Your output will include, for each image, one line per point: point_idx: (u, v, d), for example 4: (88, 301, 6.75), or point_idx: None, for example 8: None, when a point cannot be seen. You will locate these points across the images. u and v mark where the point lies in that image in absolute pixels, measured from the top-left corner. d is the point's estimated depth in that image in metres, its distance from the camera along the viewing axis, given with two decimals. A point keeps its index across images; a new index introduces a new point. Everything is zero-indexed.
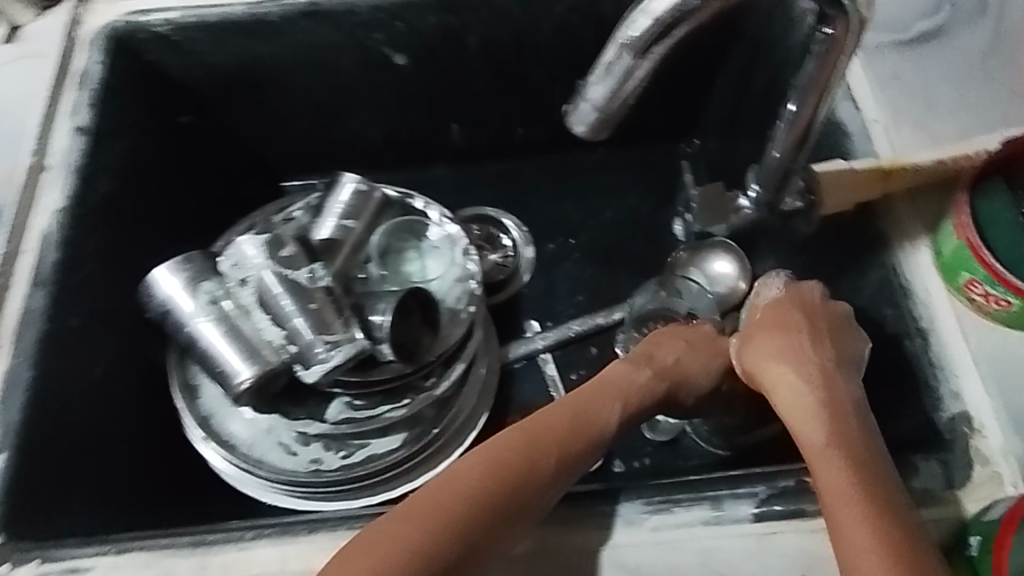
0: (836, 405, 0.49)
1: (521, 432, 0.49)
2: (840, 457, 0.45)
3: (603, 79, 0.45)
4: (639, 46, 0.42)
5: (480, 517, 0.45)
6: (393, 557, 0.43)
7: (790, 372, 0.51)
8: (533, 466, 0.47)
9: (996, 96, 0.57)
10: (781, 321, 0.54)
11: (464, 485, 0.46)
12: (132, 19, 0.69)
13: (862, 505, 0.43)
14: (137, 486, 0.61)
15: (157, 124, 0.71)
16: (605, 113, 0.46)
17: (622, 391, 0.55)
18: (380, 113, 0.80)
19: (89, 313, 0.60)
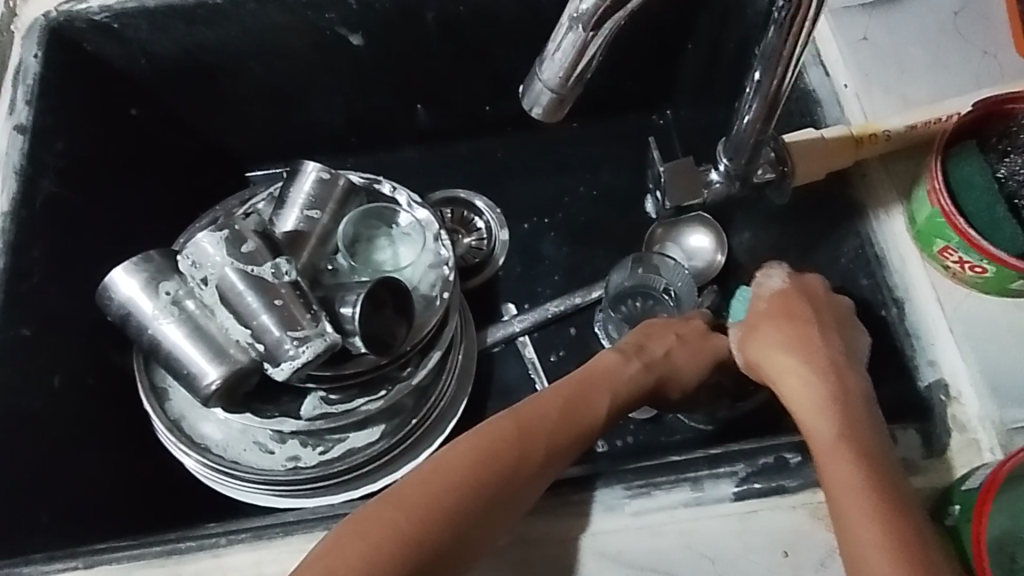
0: (844, 396, 0.49)
1: (517, 423, 0.49)
2: (849, 449, 0.45)
3: (557, 57, 0.42)
4: (589, 21, 0.39)
5: (472, 506, 0.45)
6: (383, 543, 0.43)
7: (797, 363, 0.51)
8: (528, 458, 0.47)
9: (969, 57, 0.56)
10: (787, 311, 0.54)
11: (456, 472, 0.46)
12: (67, 9, 0.65)
13: (875, 504, 0.42)
14: (109, 494, 0.60)
15: (103, 120, 0.68)
16: (559, 93, 0.44)
17: (613, 380, 0.56)
18: (340, 96, 0.77)
19: (42, 321, 0.58)
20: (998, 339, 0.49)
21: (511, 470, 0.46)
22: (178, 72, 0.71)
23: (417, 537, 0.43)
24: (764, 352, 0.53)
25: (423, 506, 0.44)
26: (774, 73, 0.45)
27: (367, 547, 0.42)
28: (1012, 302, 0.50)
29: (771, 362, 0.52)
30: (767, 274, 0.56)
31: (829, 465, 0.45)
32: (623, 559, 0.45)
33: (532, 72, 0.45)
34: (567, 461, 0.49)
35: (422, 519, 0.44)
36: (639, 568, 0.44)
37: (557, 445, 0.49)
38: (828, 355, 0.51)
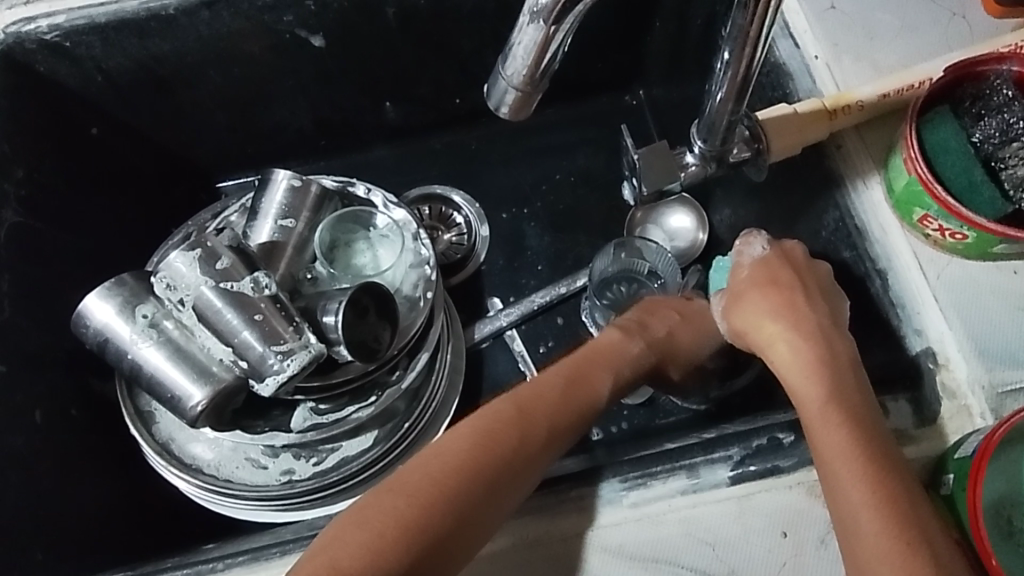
0: (834, 361, 0.48)
1: (514, 407, 0.48)
2: (840, 415, 0.44)
3: (519, 53, 0.41)
4: (547, 15, 0.38)
5: (469, 491, 0.44)
6: (382, 531, 0.42)
7: (783, 324, 0.50)
8: (524, 440, 0.47)
9: (938, 20, 0.56)
10: (772, 276, 0.53)
11: (453, 458, 0.45)
12: (16, 29, 0.62)
13: (864, 464, 0.41)
14: (102, 525, 0.59)
15: (61, 142, 0.66)
16: (523, 90, 0.43)
17: (615, 358, 0.55)
18: (305, 99, 0.76)
19: (16, 356, 0.56)
20: (982, 303, 0.49)
21: (511, 455, 0.46)
22: (134, 85, 0.69)
23: (417, 523, 0.42)
24: (750, 317, 0.53)
25: (421, 493, 0.44)
26: (741, 52, 0.44)
27: (366, 536, 0.42)
28: (994, 264, 0.49)
29: (757, 328, 0.52)
30: (746, 239, 0.55)
31: (816, 429, 0.44)
32: (626, 553, 0.44)
33: (495, 70, 0.44)
34: (567, 444, 0.49)
35: (420, 505, 0.43)
36: (642, 560, 0.44)
37: (554, 427, 0.49)
38: (815, 320, 0.50)
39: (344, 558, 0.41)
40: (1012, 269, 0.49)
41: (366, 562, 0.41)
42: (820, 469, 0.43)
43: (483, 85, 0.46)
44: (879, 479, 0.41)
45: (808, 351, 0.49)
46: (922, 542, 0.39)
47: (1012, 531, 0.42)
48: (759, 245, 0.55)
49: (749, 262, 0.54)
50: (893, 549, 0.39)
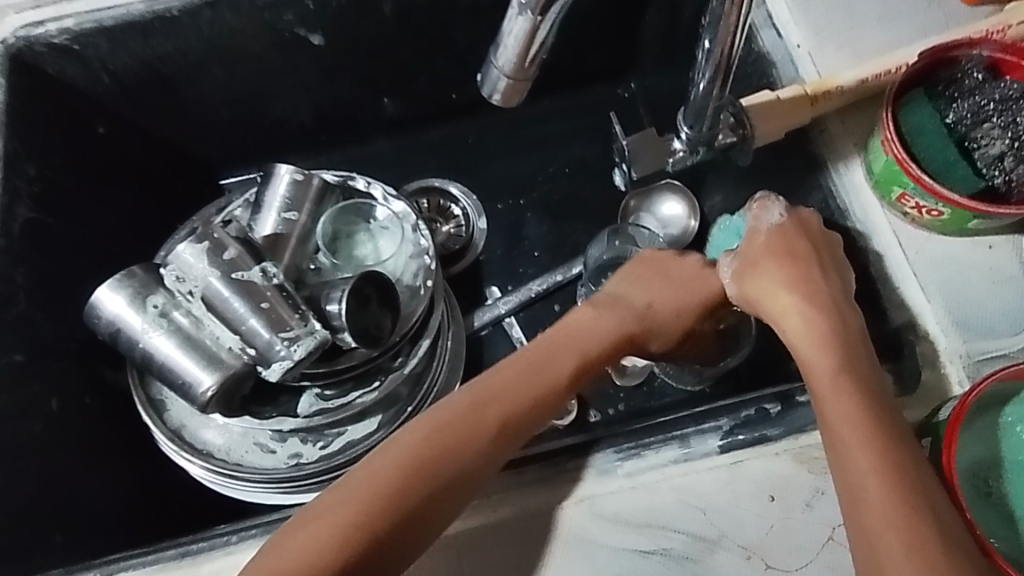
0: (845, 333, 0.48)
1: (472, 402, 0.48)
2: (850, 385, 0.45)
3: (510, 43, 0.43)
4: (536, 6, 0.40)
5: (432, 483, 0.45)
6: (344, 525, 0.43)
7: (791, 296, 0.50)
8: (485, 439, 0.47)
9: (917, 7, 0.58)
10: (787, 247, 0.52)
11: (411, 451, 0.46)
12: (25, 33, 0.64)
13: (873, 433, 0.43)
14: (118, 510, 0.60)
15: (70, 140, 0.68)
16: (514, 78, 0.45)
17: (587, 336, 0.53)
18: (306, 95, 0.78)
19: (32, 346, 0.58)
20: (960, 276, 0.51)
21: (464, 441, 0.46)
22: (139, 84, 0.71)
23: (370, 518, 0.44)
24: (763, 285, 0.52)
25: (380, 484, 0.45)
26: (721, 40, 0.47)
27: (332, 526, 0.44)
28: (970, 240, 0.52)
29: (771, 298, 0.51)
30: (754, 218, 0.54)
31: (825, 398, 0.45)
32: (621, 519, 0.46)
33: (487, 59, 0.46)
34: (525, 426, 0.49)
35: (377, 500, 0.44)
36: (638, 526, 0.46)
37: (508, 416, 0.48)
38: (828, 294, 0.50)
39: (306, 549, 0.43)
40: (987, 245, 0.52)
41: (325, 554, 0.43)
42: (829, 437, 0.44)
43: (477, 74, 0.47)
44: (885, 448, 0.42)
45: (820, 323, 0.49)
46: (924, 507, 0.40)
47: (989, 491, 0.44)
48: (776, 210, 0.54)
49: (766, 235, 0.53)
50: (896, 512, 0.40)
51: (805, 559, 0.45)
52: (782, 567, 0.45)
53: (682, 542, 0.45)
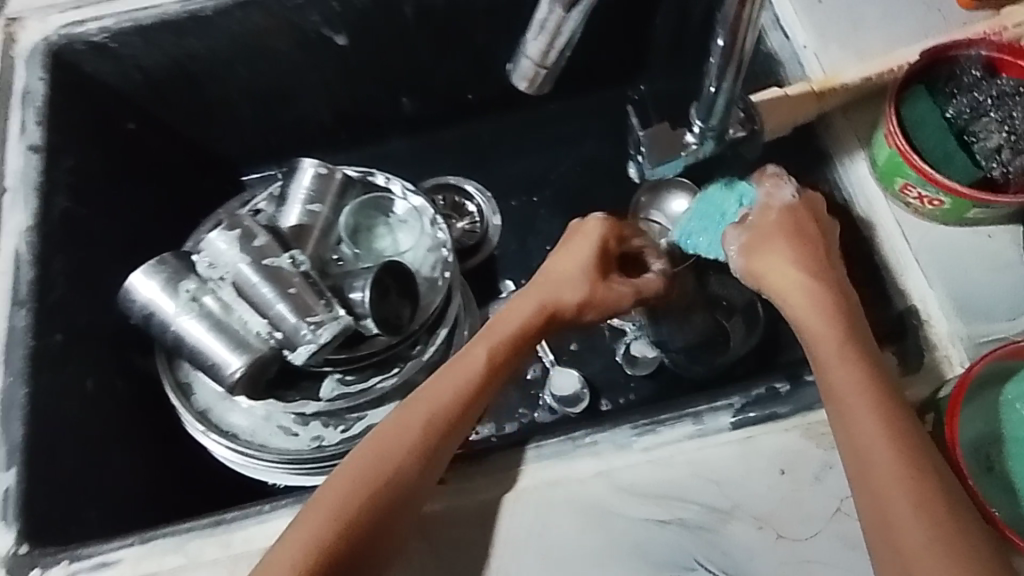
0: (847, 309, 0.51)
1: (405, 412, 0.51)
2: (855, 356, 0.48)
3: (539, 35, 0.46)
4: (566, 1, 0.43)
5: (401, 473, 0.48)
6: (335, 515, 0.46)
7: (796, 271, 0.53)
8: (423, 438, 0.50)
9: (917, 11, 0.61)
10: (797, 227, 0.55)
11: (366, 459, 0.49)
12: (67, 32, 0.68)
13: (877, 401, 0.46)
14: (148, 488, 0.62)
15: (104, 134, 0.71)
16: (542, 68, 0.48)
17: (503, 319, 0.58)
18: (327, 94, 0.81)
19: (70, 327, 0.61)
20: (960, 264, 0.53)
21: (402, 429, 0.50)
22: (170, 81, 0.74)
23: (347, 509, 0.47)
24: (770, 261, 0.55)
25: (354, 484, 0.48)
26: (732, 37, 0.49)
27: (327, 511, 0.47)
28: (970, 229, 0.54)
29: (778, 275, 0.54)
30: (769, 195, 0.58)
31: (827, 365, 0.48)
32: (638, 490, 0.49)
33: (516, 50, 0.49)
34: (460, 408, 0.52)
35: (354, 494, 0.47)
36: (654, 497, 0.48)
37: (443, 414, 0.51)
38: (833, 273, 0.53)
39: (304, 535, 0.46)
40: (987, 234, 0.54)
41: (324, 539, 0.46)
42: (832, 403, 0.47)
43: (508, 65, 0.50)
44: (889, 414, 0.45)
45: (825, 299, 0.52)
46: (931, 471, 0.43)
47: (991, 466, 0.46)
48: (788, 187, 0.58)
49: (780, 213, 0.56)
50: (903, 477, 0.43)
51: (815, 528, 0.47)
52: (793, 536, 0.47)
53: (697, 511, 0.48)
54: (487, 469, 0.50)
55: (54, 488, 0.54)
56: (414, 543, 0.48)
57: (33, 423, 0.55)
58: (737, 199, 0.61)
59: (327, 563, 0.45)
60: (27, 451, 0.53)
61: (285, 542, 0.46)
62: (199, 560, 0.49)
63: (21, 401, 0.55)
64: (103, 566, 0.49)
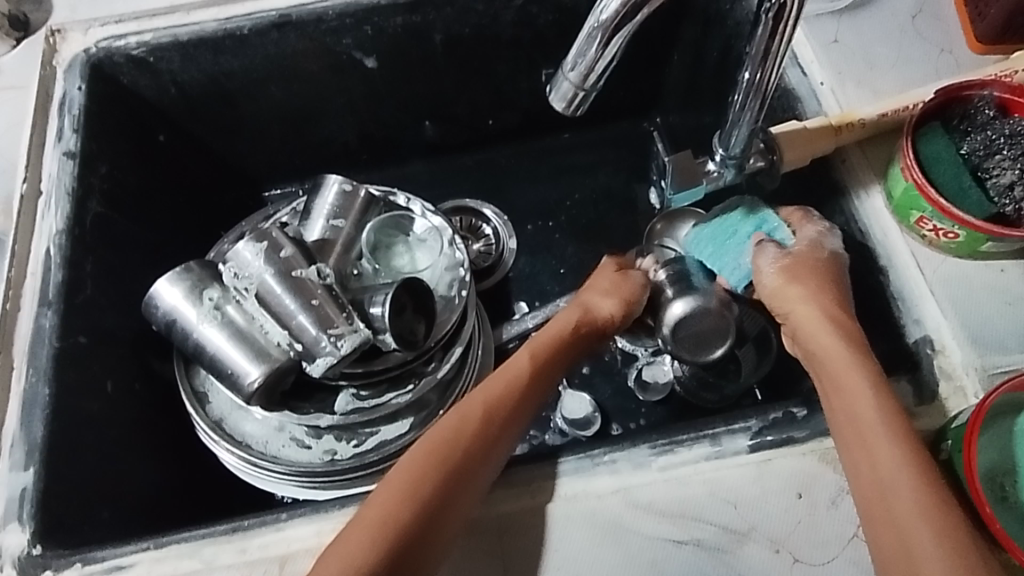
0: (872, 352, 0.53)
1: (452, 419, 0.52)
2: (889, 403, 0.48)
3: (581, 59, 0.48)
4: (608, 29, 0.46)
5: (457, 469, 0.49)
6: (391, 508, 0.47)
7: (828, 302, 0.56)
8: (474, 442, 0.51)
9: (930, 55, 0.63)
10: (835, 274, 0.58)
11: (413, 470, 0.49)
12: (107, 44, 0.70)
13: (909, 449, 0.46)
14: (159, 496, 0.62)
15: (136, 143, 0.73)
16: (582, 89, 0.50)
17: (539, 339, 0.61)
18: (352, 114, 0.82)
19: (94, 329, 0.61)
20: (974, 297, 0.54)
21: (459, 439, 0.51)
22: (202, 97, 0.76)
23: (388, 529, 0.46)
24: (802, 297, 0.57)
25: (406, 483, 0.48)
26: (761, 70, 0.52)
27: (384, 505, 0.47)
28: (983, 263, 0.55)
29: (802, 311, 0.57)
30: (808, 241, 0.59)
31: (846, 389, 0.50)
32: (655, 509, 0.49)
33: (556, 72, 0.51)
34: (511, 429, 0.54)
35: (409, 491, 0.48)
36: (671, 516, 0.48)
37: (490, 419, 0.53)
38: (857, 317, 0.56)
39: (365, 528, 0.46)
40: (1000, 268, 0.55)
41: (383, 531, 0.46)
42: (851, 425, 0.48)
43: (547, 86, 0.52)
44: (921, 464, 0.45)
45: (857, 337, 0.53)
46: (948, 500, 0.44)
47: (1005, 496, 0.47)
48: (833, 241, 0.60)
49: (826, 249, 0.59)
50: (922, 500, 0.44)
51: (830, 554, 0.47)
52: (809, 560, 0.47)
53: (713, 532, 0.48)
54: (505, 481, 0.50)
55: (72, 489, 0.54)
56: None
57: (53, 423, 0.55)
58: (757, 225, 0.63)
59: (388, 554, 0.45)
60: (46, 450, 0.53)
61: (343, 538, 0.46)
62: (214, 566, 0.49)
63: (43, 400, 0.55)
64: (117, 569, 0.49)
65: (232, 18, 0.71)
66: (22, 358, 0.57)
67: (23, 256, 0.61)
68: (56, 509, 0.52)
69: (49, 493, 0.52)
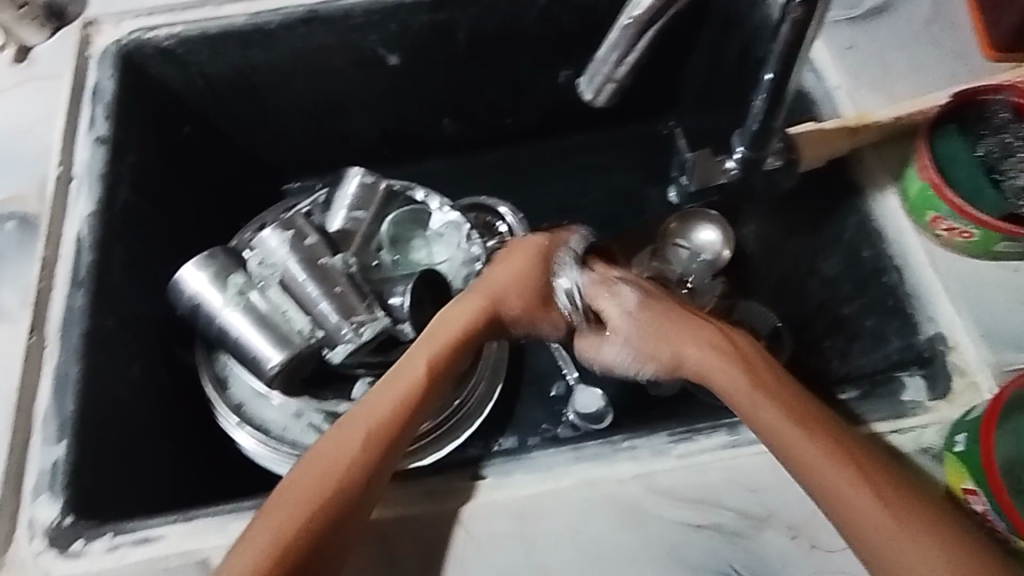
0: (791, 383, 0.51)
1: (346, 429, 0.50)
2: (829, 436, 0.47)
3: (616, 53, 0.50)
4: (643, 22, 0.47)
5: (351, 485, 0.48)
6: (279, 533, 0.46)
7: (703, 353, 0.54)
8: (365, 454, 0.50)
9: (944, 61, 0.65)
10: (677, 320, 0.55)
11: (306, 490, 0.48)
12: (138, 36, 0.72)
13: (851, 474, 0.46)
14: (180, 479, 0.63)
15: (162, 133, 0.74)
16: (620, 82, 0.51)
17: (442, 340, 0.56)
18: (374, 110, 0.84)
19: (122, 312, 0.62)
20: (989, 295, 0.56)
21: (354, 454, 0.49)
22: (228, 90, 0.77)
23: (282, 548, 0.46)
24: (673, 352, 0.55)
25: (301, 498, 0.47)
26: (782, 71, 0.54)
27: (277, 526, 0.47)
28: (997, 263, 0.57)
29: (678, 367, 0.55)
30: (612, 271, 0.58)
31: (782, 411, 0.49)
32: (675, 494, 0.50)
33: (589, 65, 0.52)
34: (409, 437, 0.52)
35: (300, 513, 0.47)
36: (690, 501, 0.49)
37: (389, 429, 0.51)
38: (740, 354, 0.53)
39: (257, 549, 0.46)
40: (1014, 268, 0.57)
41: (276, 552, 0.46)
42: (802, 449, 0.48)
43: (579, 78, 0.53)
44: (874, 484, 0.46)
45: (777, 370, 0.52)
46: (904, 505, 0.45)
47: (1019, 489, 0.48)
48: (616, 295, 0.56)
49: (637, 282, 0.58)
50: (884, 510, 0.45)
51: None
52: (826, 547, 0.48)
53: (731, 518, 0.49)
54: (527, 465, 0.51)
55: (100, 465, 0.55)
56: (455, 532, 0.49)
57: (83, 400, 0.56)
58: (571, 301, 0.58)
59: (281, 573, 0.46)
60: (78, 426, 0.54)
61: (236, 556, 0.46)
62: None
63: (74, 378, 0.56)
64: (146, 542, 0.50)
65: (261, 12, 0.73)
66: (54, 337, 0.58)
67: (56, 238, 0.62)
68: (86, 483, 0.53)
69: (79, 468, 0.53)
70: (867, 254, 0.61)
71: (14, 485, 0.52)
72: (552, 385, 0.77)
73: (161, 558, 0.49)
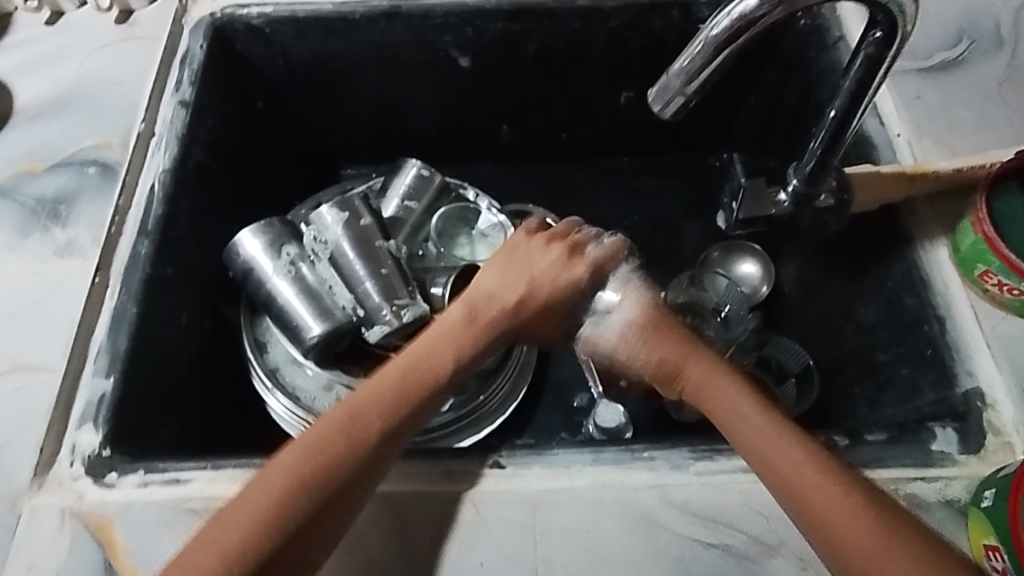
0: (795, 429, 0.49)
1: (348, 408, 0.52)
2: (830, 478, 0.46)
3: (687, 70, 0.53)
4: (717, 44, 0.51)
5: (334, 461, 0.49)
6: (271, 497, 0.47)
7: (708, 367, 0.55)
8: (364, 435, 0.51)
9: (1010, 121, 0.65)
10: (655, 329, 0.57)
11: (303, 461, 0.49)
12: (231, 12, 0.76)
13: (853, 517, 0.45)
14: (205, 433, 0.65)
15: (240, 105, 0.78)
16: (687, 97, 0.55)
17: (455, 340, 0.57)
18: (436, 109, 0.86)
19: (180, 264, 0.65)
20: None
21: (351, 437, 0.50)
22: (305, 73, 0.81)
23: (275, 513, 0.47)
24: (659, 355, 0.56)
25: (294, 467, 0.49)
26: (846, 110, 0.58)
27: (265, 493, 0.48)
28: None
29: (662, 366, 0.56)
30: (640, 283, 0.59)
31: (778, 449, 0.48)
32: (689, 509, 0.50)
33: (661, 80, 0.56)
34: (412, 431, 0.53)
35: (291, 489, 0.48)
36: (703, 518, 0.50)
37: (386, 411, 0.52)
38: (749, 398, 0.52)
39: (244, 522, 0.47)
40: None
41: (262, 523, 0.47)
42: (785, 483, 0.47)
43: (650, 90, 0.57)
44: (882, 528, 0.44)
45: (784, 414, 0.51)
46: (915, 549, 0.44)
47: None
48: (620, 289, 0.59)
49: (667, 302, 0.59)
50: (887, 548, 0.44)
51: None
52: None
53: (743, 541, 0.49)
54: (547, 460, 0.52)
55: (140, 403, 0.58)
56: (468, 515, 0.50)
57: (134, 340, 0.59)
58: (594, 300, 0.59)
59: (264, 550, 0.46)
60: (127, 363, 0.57)
61: (227, 518, 0.47)
62: None
63: (130, 318, 0.59)
64: (175, 483, 0.52)
65: (348, 3, 0.77)
66: (117, 279, 0.61)
67: (132, 188, 0.66)
68: (126, 418, 0.56)
69: (122, 402, 0.56)
70: (909, 304, 0.60)
71: (64, 408, 0.55)
72: (575, 396, 0.77)
73: (185, 499, 0.51)
